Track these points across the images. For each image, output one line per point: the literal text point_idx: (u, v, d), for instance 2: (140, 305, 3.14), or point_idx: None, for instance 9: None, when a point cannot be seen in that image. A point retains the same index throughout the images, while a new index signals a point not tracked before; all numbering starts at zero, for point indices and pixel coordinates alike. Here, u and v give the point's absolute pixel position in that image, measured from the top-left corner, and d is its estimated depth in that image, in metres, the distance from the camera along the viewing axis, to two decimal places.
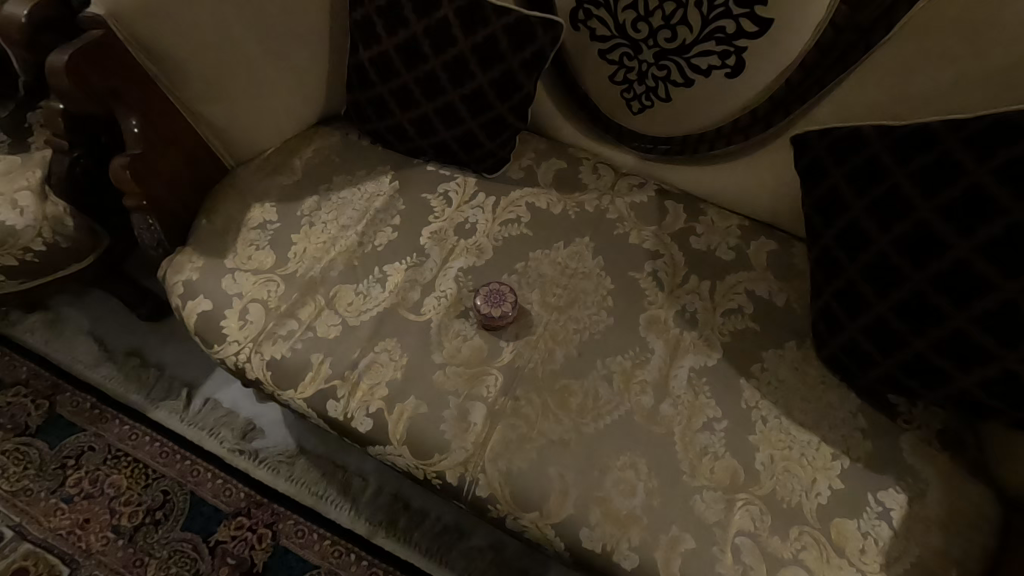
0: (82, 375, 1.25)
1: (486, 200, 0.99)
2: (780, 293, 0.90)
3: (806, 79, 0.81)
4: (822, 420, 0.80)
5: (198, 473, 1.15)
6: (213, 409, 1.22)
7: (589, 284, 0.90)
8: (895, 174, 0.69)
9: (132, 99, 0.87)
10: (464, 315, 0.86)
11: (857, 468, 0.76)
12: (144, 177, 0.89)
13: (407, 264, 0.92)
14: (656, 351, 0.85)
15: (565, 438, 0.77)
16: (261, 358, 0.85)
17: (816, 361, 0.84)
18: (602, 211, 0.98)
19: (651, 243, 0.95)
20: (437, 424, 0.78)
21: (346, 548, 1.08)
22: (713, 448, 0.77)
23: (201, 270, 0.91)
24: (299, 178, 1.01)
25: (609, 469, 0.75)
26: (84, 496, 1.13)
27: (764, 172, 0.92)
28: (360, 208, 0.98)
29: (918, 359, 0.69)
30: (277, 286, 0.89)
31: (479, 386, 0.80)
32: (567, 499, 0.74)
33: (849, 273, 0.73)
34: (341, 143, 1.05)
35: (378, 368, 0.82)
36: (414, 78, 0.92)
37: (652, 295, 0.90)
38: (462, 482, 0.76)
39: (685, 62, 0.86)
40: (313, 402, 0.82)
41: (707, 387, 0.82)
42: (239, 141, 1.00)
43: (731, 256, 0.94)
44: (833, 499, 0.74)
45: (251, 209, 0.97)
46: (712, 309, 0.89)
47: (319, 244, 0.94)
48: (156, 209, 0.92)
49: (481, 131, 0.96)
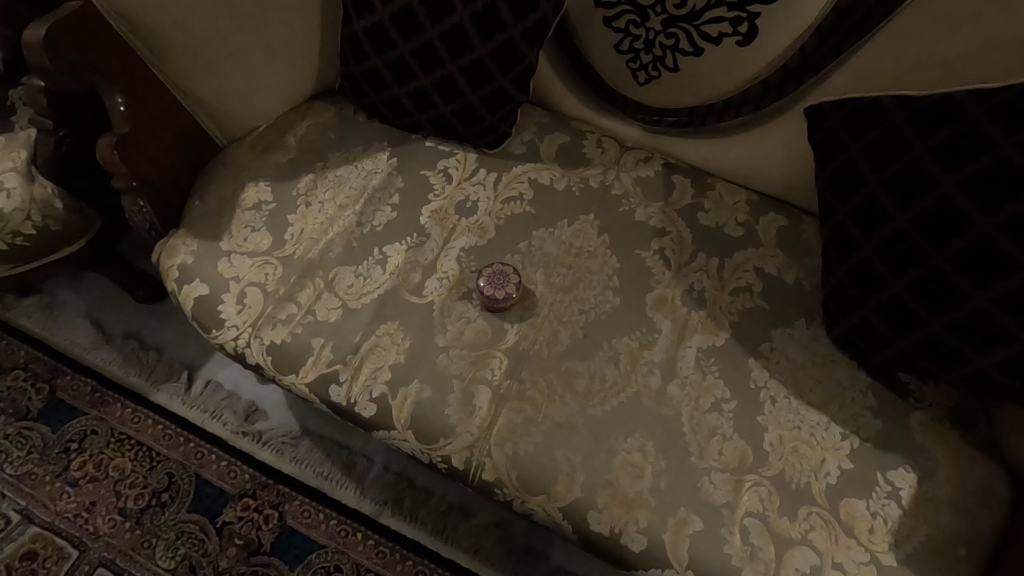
0: (81, 358, 1.24)
1: (487, 177, 0.96)
2: (789, 270, 0.88)
3: (821, 47, 0.78)
4: (832, 399, 0.79)
5: (202, 455, 1.15)
6: (215, 391, 1.21)
7: (594, 264, 0.88)
8: (916, 147, 0.66)
9: (115, 75, 0.83)
10: (467, 297, 0.84)
11: (866, 447, 0.76)
12: (133, 157, 0.86)
13: (407, 244, 0.90)
14: (663, 331, 0.83)
15: (571, 421, 0.76)
16: (261, 344, 0.83)
17: (826, 339, 0.83)
18: (607, 187, 0.95)
19: (658, 220, 0.92)
20: (442, 408, 0.77)
21: (352, 528, 1.09)
22: (722, 429, 0.77)
23: (196, 253, 0.88)
24: (294, 156, 0.98)
25: (617, 452, 0.75)
26: (90, 479, 1.13)
27: (775, 144, 0.89)
28: (358, 187, 0.95)
29: (933, 339, 0.67)
30: (275, 269, 0.87)
31: (483, 369, 0.79)
32: (574, 482, 0.73)
33: (864, 251, 0.71)
34: (336, 118, 1.01)
35: (381, 353, 0.81)
36: (411, 49, 0.88)
37: (659, 274, 0.87)
38: (468, 467, 0.76)
39: (694, 29, 0.82)
40: (315, 387, 0.81)
41: (716, 368, 0.81)
42: (229, 117, 0.97)
43: (740, 233, 0.92)
44: (842, 479, 0.74)
45: (245, 189, 0.94)
46: (720, 287, 0.87)
47: (317, 224, 0.92)
48: (147, 191, 0.89)
49: (481, 105, 0.92)
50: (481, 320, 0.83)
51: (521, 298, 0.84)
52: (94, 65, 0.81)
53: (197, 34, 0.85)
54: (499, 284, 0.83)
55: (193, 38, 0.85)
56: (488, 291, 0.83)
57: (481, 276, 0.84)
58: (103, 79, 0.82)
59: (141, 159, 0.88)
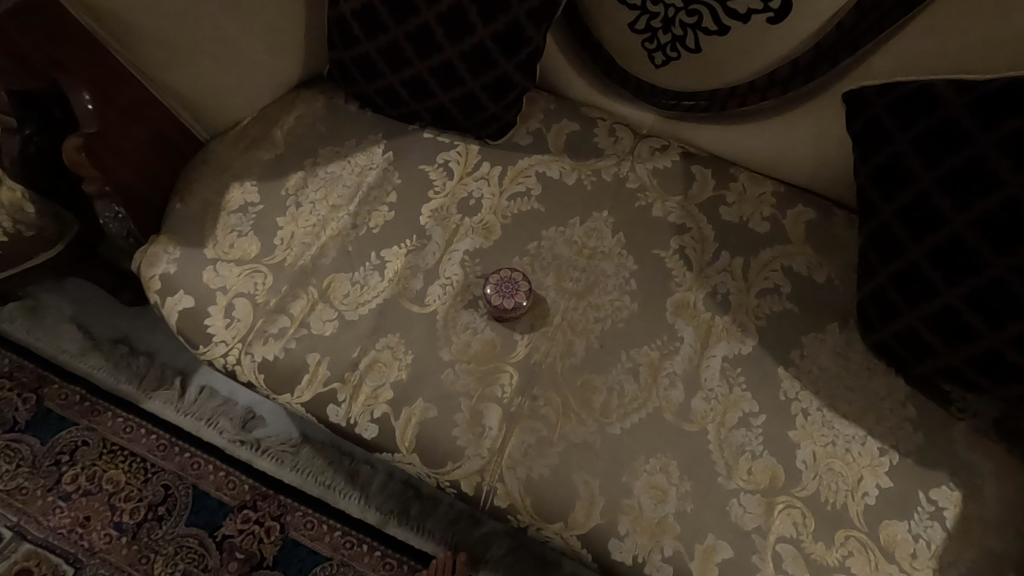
0: (68, 365, 1.18)
1: (491, 171, 0.89)
2: (820, 269, 0.82)
3: (862, 23, 0.70)
4: (868, 411, 0.73)
5: (199, 465, 1.10)
6: (210, 397, 1.16)
7: (609, 266, 0.81)
8: (979, 140, 0.59)
9: (79, 69, 0.75)
10: (472, 305, 0.78)
11: (906, 464, 0.70)
12: (103, 158, 0.79)
13: (407, 247, 0.83)
14: (685, 339, 0.77)
15: (588, 441, 0.71)
16: (253, 360, 0.77)
17: (861, 345, 0.77)
18: (621, 180, 0.88)
19: (677, 216, 0.85)
20: (449, 429, 0.71)
21: (357, 539, 1.05)
22: (751, 446, 0.71)
23: (179, 262, 0.82)
24: (282, 152, 0.90)
25: (639, 474, 0.69)
26: (83, 493, 1.08)
27: (806, 131, 0.82)
28: (352, 185, 0.88)
29: (988, 352, 0.61)
30: (265, 277, 0.81)
31: (493, 386, 0.73)
32: (594, 508, 0.68)
33: (911, 255, 0.64)
34: (326, 109, 0.94)
35: (381, 369, 0.75)
36: (405, 33, 0.80)
37: (679, 275, 0.81)
38: (478, 492, 0.70)
39: (720, 5, 0.74)
40: (312, 407, 0.75)
41: (743, 379, 0.75)
42: (209, 111, 0.89)
43: (765, 228, 0.85)
44: (881, 499, 0.69)
45: (230, 189, 0.87)
46: (745, 289, 0.81)
47: (308, 227, 0.85)
48: (122, 195, 0.81)
49: (484, 93, 0.85)
50: (487, 331, 0.76)
51: (531, 306, 0.78)
52: (52, 57, 0.73)
53: (167, 20, 0.77)
54: (508, 291, 0.77)
55: (163, 26, 0.77)
56: (495, 298, 0.76)
57: (488, 282, 0.78)
58: (64, 74, 0.75)
59: (113, 160, 0.80)
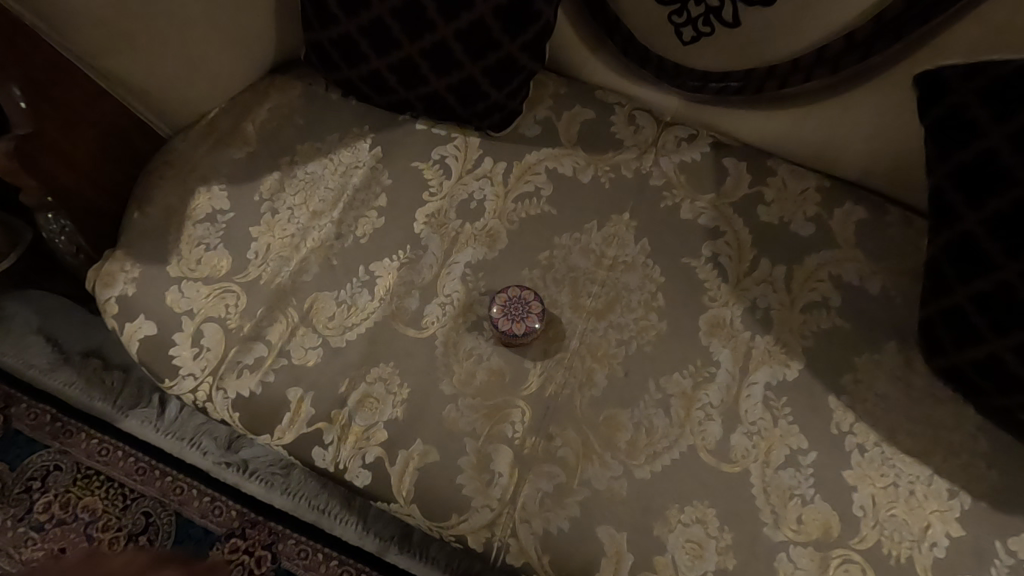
0: (36, 382, 1.08)
1: (494, 169, 0.78)
2: (873, 278, 0.71)
3: None
4: (934, 446, 0.64)
5: (182, 490, 1.02)
6: (192, 415, 1.07)
7: (632, 278, 0.71)
8: None
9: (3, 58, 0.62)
10: (476, 328, 0.68)
11: (979, 508, 0.61)
12: (42, 166, 0.68)
13: (399, 260, 0.73)
14: (721, 364, 0.67)
15: (614, 488, 0.61)
16: (226, 396, 0.67)
17: (923, 368, 0.67)
18: (643, 176, 0.77)
19: (709, 218, 0.74)
20: (453, 476, 0.62)
21: (356, 569, 0.97)
22: (801, 491, 0.62)
23: (138, 281, 0.71)
24: (254, 150, 0.79)
25: (673, 526, 0.60)
26: (57, 523, 1.00)
27: (860, 118, 0.70)
28: (334, 187, 0.77)
29: None
30: (237, 298, 0.70)
31: (502, 424, 0.64)
32: (622, 566, 0.59)
33: (1007, 273, 0.55)
34: (304, 98, 0.82)
35: (372, 405, 0.65)
36: (390, 9, 0.68)
37: (713, 288, 0.71)
38: (488, 548, 0.61)
39: None
40: (295, 449, 0.66)
41: (789, 410, 0.65)
42: (172, 104, 0.77)
43: (810, 231, 0.74)
44: (951, 550, 0.60)
45: (194, 194, 0.75)
46: (789, 303, 0.70)
47: (286, 238, 0.74)
48: (68, 206, 0.71)
49: (484, 78, 0.73)
50: (493, 358, 0.67)
51: (544, 327, 0.68)
52: None
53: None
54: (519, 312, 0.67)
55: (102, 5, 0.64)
56: (505, 322, 0.66)
57: (495, 302, 0.67)
58: None
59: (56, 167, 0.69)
